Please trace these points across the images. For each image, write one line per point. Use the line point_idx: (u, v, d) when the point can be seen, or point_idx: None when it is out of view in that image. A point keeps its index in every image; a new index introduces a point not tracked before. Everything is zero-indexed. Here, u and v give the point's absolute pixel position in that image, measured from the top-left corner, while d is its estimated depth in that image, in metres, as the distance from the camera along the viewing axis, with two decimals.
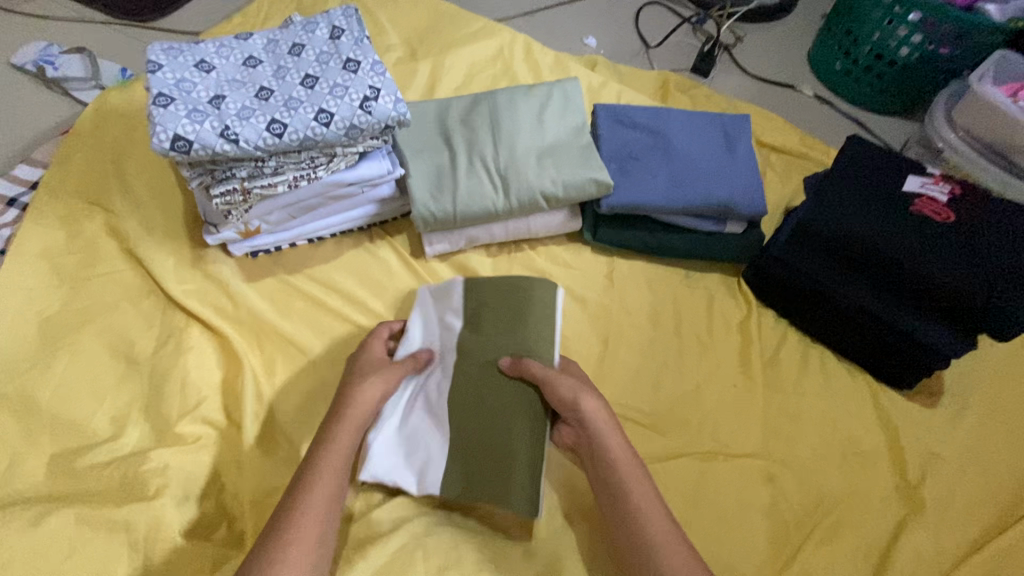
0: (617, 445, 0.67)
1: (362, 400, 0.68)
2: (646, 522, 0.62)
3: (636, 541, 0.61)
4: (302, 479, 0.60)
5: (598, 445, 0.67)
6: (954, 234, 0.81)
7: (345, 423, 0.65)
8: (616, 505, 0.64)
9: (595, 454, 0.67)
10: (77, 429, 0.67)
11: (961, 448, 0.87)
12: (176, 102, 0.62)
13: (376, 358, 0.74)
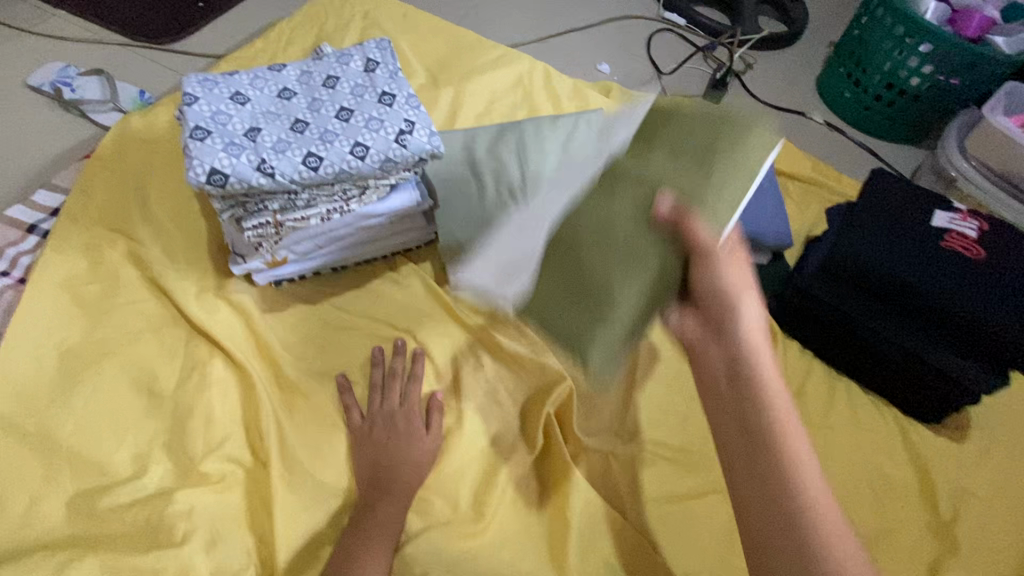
0: (765, 355, 0.58)
1: (407, 417, 0.73)
2: (780, 441, 0.51)
3: (754, 451, 0.52)
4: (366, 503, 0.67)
5: (742, 342, 0.58)
6: (985, 270, 0.82)
7: (397, 446, 0.71)
8: (746, 409, 0.53)
9: (736, 353, 0.58)
10: (99, 468, 0.65)
11: (991, 484, 0.86)
12: (212, 135, 0.62)
13: (404, 423, 0.73)
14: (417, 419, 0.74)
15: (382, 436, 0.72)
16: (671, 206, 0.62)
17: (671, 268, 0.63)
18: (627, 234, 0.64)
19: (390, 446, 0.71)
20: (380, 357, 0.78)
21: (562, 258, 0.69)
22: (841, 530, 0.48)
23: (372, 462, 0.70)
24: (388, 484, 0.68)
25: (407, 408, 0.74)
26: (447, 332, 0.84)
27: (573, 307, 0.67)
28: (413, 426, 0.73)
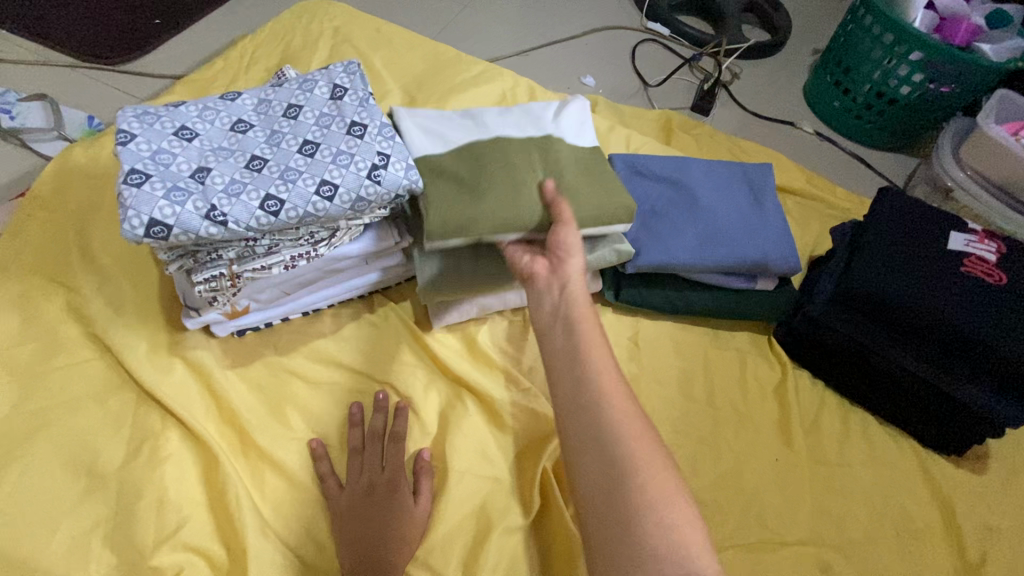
0: (597, 339, 0.55)
1: (399, 483, 0.66)
2: (620, 439, 0.48)
3: (605, 470, 0.47)
4: None
5: (573, 337, 0.55)
6: (1006, 296, 0.77)
7: (388, 519, 0.64)
8: (580, 415, 0.51)
9: (565, 351, 0.55)
10: (30, 570, 0.56)
11: (1016, 519, 0.81)
12: (151, 179, 0.53)
13: (389, 491, 0.66)
14: (403, 484, 0.67)
15: (364, 508, 0.64)
16: (554, 190, 0.71)
17: (543, 222, 0.70)
18: (537, 170, 0.73)
19: (374, 521, 0.63)
20: (358, 412, 0.71)
21: (465, 168, 0.73)
22: (688, 518, 0.46)
23: (353, 542, 0.62)
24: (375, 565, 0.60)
25: (392, 471, 0.67)
26: (433, 381, 0.76)
27: (460, 197, 0.70)
28: (400, 493, 0.66)
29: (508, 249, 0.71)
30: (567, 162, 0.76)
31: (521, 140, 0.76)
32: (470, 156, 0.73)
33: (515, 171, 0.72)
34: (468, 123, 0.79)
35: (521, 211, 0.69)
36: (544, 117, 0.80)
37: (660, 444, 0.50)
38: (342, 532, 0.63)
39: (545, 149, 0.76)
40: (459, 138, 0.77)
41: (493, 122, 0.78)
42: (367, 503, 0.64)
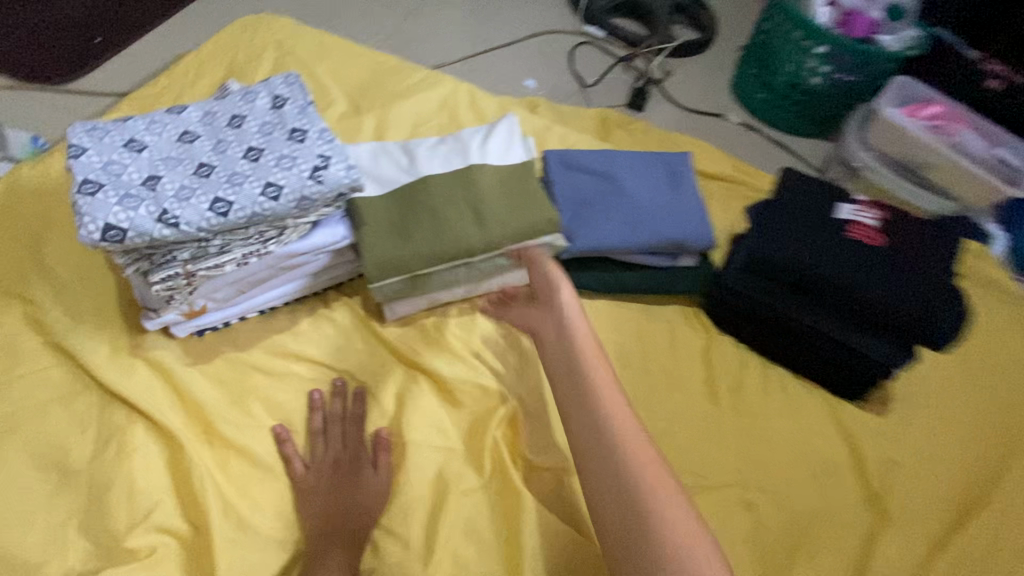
0: (596, 369, 0.64)
1: (359, 459, 0.73)
2: (625, 454, 0.56)
3: (615, 480, 0.54)
4: (320, 552, 0.64)
5: (576, 364, 0.65)
6: (887, 255, 0.87)
7: (351, 491, 0.70)
8: (588, 429, 0.58)
9: (570, 378, 0.64)
10: (7, 559, 0.60)
11: (915, 448, 0.91)
12: (104, 188, 0.58)
13: (353, 467, 0.72)
14: (364, 460, 0.73)
15: (330, 485, 0.70)
16: (478, 221, 0.77)
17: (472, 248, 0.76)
18: (462, 200, 0.78)
19: (338, 495, 0.69)
20: (319, 399, 0.77)
21: (396, 209, 0.78)
22: (693, 520, 0.51)
23: (320, 514, 0.68)
24: (340, 532, 0.66)
25: (354, 451, 0.73)
26: (386, 367, 0.82)
27: (392, 237, 0.76)
28: (360, 468, 0.72)
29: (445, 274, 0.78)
30: (487, 187, 0.80)
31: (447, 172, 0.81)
32: (401, 201, 0.78)
33: (440, 208, 0.77)
34: (401, 157, 0.84)
35: (448, 244, 0.76)
36: (471, 146, 0.86)
37: (661, 459, 0.56)
38: (310, 506, 0.69)
39: (467, 177, 0.80)
40: (391, 172, 0.83)
41: (423, 160, 0.83)
42: (332, 479, 0.70)
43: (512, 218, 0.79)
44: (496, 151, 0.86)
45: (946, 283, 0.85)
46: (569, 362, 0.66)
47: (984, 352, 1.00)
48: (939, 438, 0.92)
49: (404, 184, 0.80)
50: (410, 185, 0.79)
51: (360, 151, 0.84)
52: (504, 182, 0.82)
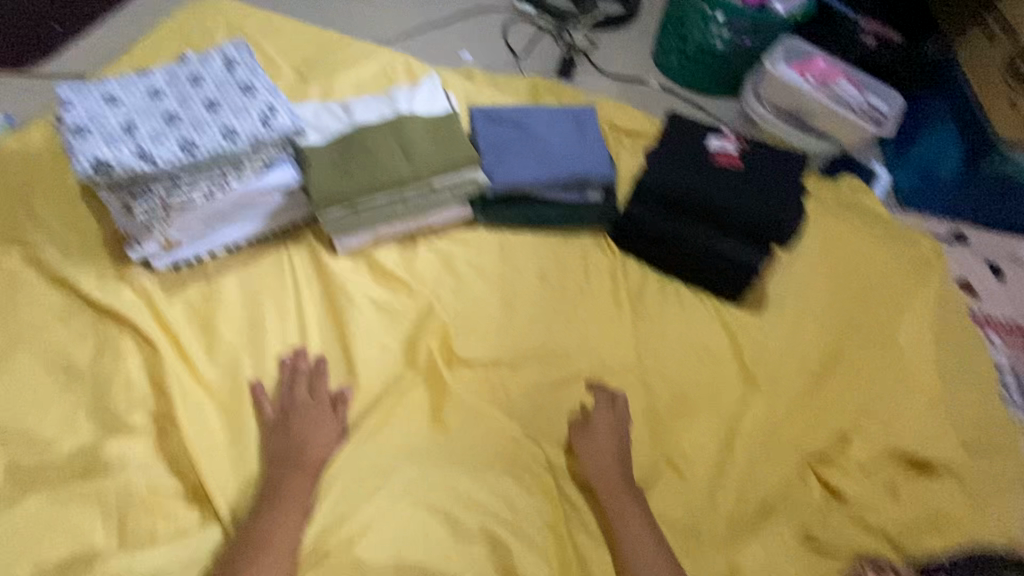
0: (637, 516, 0.81)
1: (320, 407, 0.83)
2: None
3: None
4: (279, 485, 0.76)
5: (623, 515, 0.81)
6: (745, 176, 1.07)
7: (310, 436, 0.80)
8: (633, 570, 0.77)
9: (619, 525, 0.81)
10: (30, 436, 0.74)
11: (781, 338, 1.11)
12: (93, 134, 0.73)
13: (313, 413, 0.82)
14: (326, 409, 0.84)
15: (291, 422, 0.81)
16: (406, 161, 0.96)
17: (401, 181, 0.95)
18: (391, 142, 0.96)
19: (297, 436, 0.80)
20: (290, 359, 0.87)
21: (337, 151, 0.94)
22: None
23: (281, 452, 0.79)
24: (297, 468, 0.77)
25: (315, 400, 0.84)
26: (334, 290, 0.95)
27: (334, 174, 0.92)
28: (320, 412, 0.83)
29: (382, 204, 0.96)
30: (413, 131, 0.98)
31: (379, 122, 0.99)
32: (340, 143, 0.95)
33: (374, 151, 0.95)
34: (339, 112, 1.02)
35: (381, 179, 0.94)
36: (399, 100, 1.04)
37: None
38: (274, 446, 0.80)
39: (395, 124, 0.98)
40: (332, 123, 1.00)
41: (358, 113, 1.01)
42: (295, 420, 0.81)
43: (435, 156, 0.97)
44: (420, 104, 1.05)
45: (791, 196, 1.06)
46: (615, 502, 0.83)
47: (830, 255, 1.25)
48: (799, 326, 1.13)
49: (343, 131, 0.97)
50: (348, 133, 0.97)
51: (304, 108, 1.00)
52: (427, 128, 1.00)
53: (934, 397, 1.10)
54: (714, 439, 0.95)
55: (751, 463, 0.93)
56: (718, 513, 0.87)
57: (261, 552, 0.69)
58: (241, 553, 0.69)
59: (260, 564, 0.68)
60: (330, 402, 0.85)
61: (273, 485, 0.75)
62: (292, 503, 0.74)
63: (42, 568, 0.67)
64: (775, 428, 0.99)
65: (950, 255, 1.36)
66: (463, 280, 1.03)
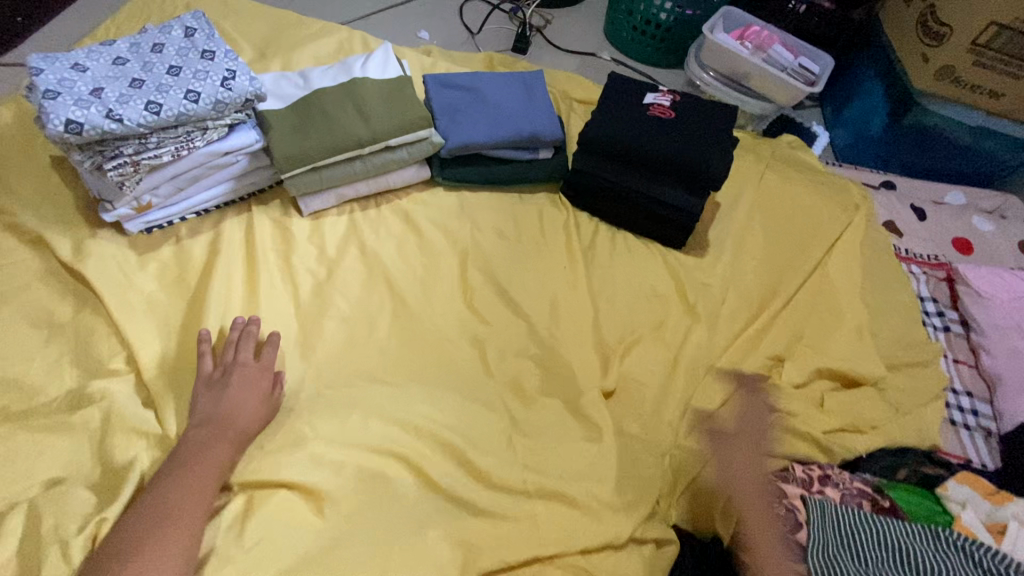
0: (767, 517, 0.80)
1: (263, 372, 0.82)
2: None
3: None
4: (202, 444, 0.73)
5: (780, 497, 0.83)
6: (681, 126, 1.15)
7: (243, 399, 0.79)
8: None
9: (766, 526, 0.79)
10: (17, 382, 0.79)
11: (722, 274, 1.17)
12: (62, 95, 0.79)
13: (252, 380, 0.81)
14: (266, 378, 0.82)
15: (227, 382, 0.80)
16: (362, 121, 1.03)
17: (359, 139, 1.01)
18: (348, 106, 1.04)
19: (229, 397, 0.78)
20: (241, 324, 0.87)
21: (297, 115, 1.02)
22: None
23: (209, 412, 0.77)
24: (224, 429, 0.75)
25: (258, 366, 0.83)
26: (298, 244, 1.01)
27: (295, 136, 0.99)
28: (261, 377, 0.82)
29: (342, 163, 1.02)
30: (369, 95, 1.06)
31: (335, 87, 1.06)
32: (299, 108, 1.03)
33: (330, 112, 1.02)
34: (299, 81, 1.09)
35: (339, 139, 1.00)
36: (354, 68, 1.13)
37: None
38: (205, 405, 0.78)
39: (351, 89, 1.06)
40: (291, 91, 1.07)
41: (316, 80, 1.09)
42: (234, 381, 0.80)
43: (389, 117, 1.04)
44: (374, 71, 1.13)
45: (724, 142, 1.13)
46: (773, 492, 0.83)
47: (769, 200, 1.31)
48: (738, 265, 1.19)
49: (302, 96, 1.05)
50: (306, 97, 1.04)
51: (266, 79, 1.08)
52: (382, 93, 1.07)
53: (861, 321, 1.14)
54: (660, 364, 1.00)
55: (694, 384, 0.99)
56: (664, 424, 0.93)
57: (169, 505, 0.66)
58: (150, 503, 0.66)
59: (165, 517, 0.65)
60: (271, 373, 0.83)
61: (196, 443, 0.73)
62: (210, 463, 0.71)
63: (22, 490, 0.71)
64: (718, 354, 1.05)
65: (875, 199, 1.45)
66: (421, 232, 1.08)
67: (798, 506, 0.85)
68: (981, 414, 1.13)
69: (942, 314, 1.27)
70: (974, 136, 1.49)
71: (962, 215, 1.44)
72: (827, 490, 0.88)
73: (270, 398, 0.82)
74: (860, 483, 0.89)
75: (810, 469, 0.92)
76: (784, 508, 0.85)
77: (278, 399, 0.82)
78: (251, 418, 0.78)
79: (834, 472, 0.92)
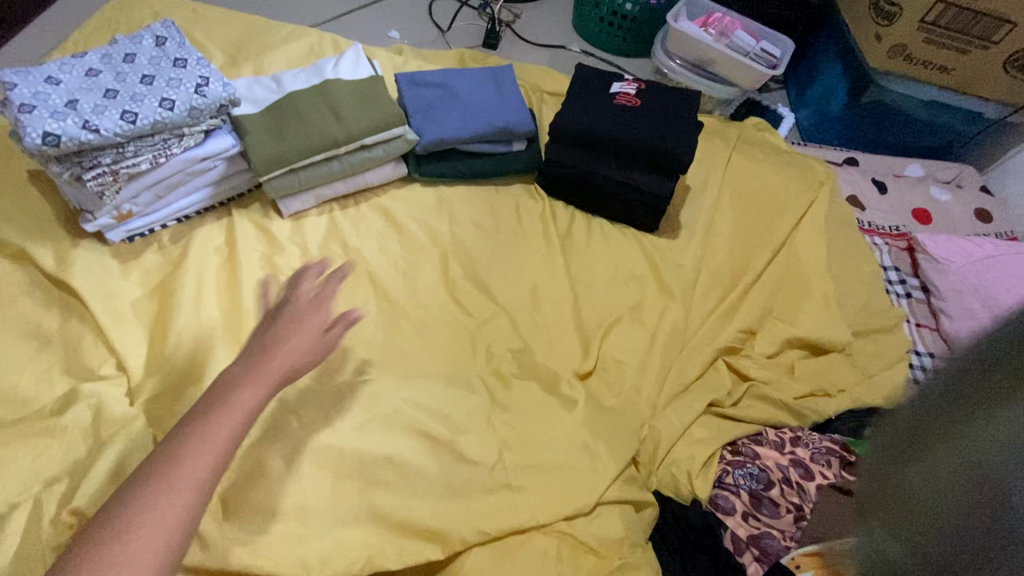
0: None
1: (313, 314, 0.73)
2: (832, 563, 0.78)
3: None
4: (240, 374, 0.65)
5: None
6: (647, 112, 1.19)
7: (291, 337, 0.70)
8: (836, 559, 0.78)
9: None
10: (8, 392, 0.80)
11: (697, 252, 1.21)
12: (37, 109, 0.81)
13: (306, 320, 0.73)
14: (320, 318, 0.73)
15: (274, 321, 0.72)
16: (336, 122, 1.05)
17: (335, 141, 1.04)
18: (321, 108, 1.06)
19: (271, 337, 0.69)
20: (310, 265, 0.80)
21: (272, 119, 1.04)
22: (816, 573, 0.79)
23: (253, 349, 0.68)
24: (264, 372, 0.65)
25: (316, 312, 0.73)
26: (280, 246, 1.03)
27: (270, 140, 1.01)
28: (314, 320, 0.73)
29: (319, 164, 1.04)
30: (342, 96, 1.08)
31: (309, 88, 1.08)
32: (274, 111, 1.04)
33: (305, 114, 1.04)
34: (272, 85, 1.11)
35: (314, 141, 1.02)
36: (326, 69, 1.15)
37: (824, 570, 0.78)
38: (256, 338, 0.70)
39: (324, 91, 1.08)
40: (265, 95, 1.09)
41: (289, 83, 1.11)
42: (279, 322, 0.71)
43: (363, 116, 1.07)
44: (346, 71, 1.15)
45: (688, 125, 1.17)
46: None
47: (736, 180, 1.34)
48: (711, 243, 1.23)
49: (276, 99, 1.07)
50: (278, 100, 1.06)
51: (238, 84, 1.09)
52: (355, 93, 1.09)
53: (828, 293, 1.19)
54: (639, 342, 1.03)
55: (671, 356, 1.03)
56: (645, 399, 0.97)
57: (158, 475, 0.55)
58: (153, 457, 0.57)
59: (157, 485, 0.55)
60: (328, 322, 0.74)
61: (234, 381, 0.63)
62: (237, 407, 0.61)
63: (19, 494, 0.72)
64: (695, 330, 1.09)
65: (839, 176, 1.50)
66: (401, 228, 1.11)
67: (771, 466, 0.90)
68: None
69: (903, 282, 1.33)
70: (928, 110, 1.55)
71: (920, 186, 1.51)
72: (797, 450, 0.93)
73: (324, 340, 0.73)
74: (829, 442, 0.94)
75: (782, 433, 0.97)
76: (758, 469, 0.90)
77: (333, 340, 0.73)
78: (295, 362, 0.69)
79: (805, 434, 0.96)
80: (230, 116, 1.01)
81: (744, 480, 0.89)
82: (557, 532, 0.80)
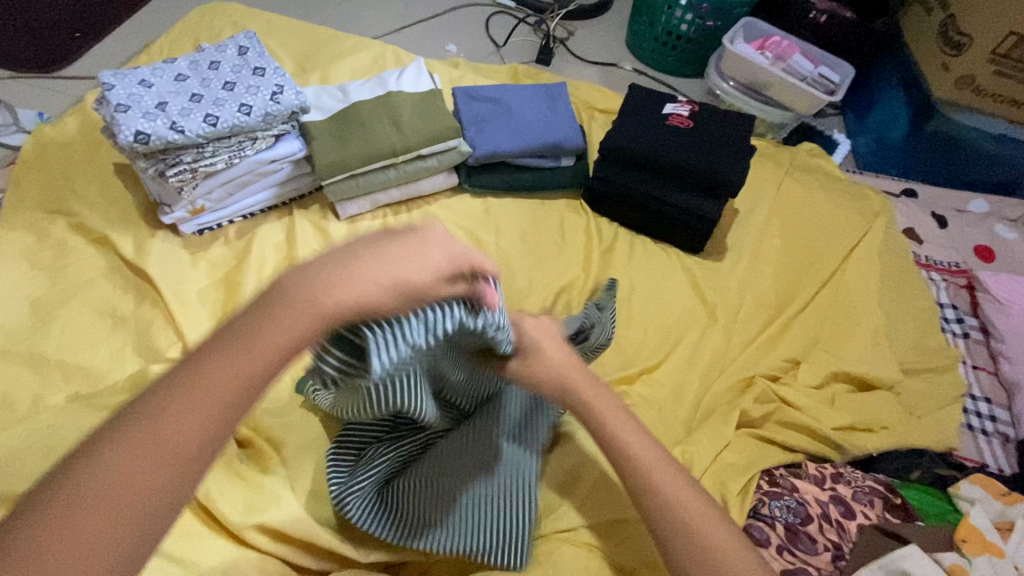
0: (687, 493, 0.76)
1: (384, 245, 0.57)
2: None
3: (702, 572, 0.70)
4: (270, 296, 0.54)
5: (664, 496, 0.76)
6: (699, 135, 1.19)
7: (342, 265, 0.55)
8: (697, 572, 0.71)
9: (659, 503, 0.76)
10: (85, 366, 0.87)
11: (740, 277, 1.19)
12: (132, 109, 0.89)
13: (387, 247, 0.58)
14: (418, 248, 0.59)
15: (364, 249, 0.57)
16: (397, 132, 1.10)
17: (394, 150, 1.09)
18: (383, 117, 1.11)
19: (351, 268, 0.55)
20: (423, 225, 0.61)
21: (337, 127, 1.09)
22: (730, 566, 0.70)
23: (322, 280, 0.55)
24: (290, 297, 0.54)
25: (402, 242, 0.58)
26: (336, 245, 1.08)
27: (333, 147, 1.06)
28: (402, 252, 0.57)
29: (376, 170, 1.09)
30: (403, 107, 1.13)
31: (373, 98, 1.14)
32: (339, 119, 1.10)
33: (367, 122, 1.10)
34: (338, 94, 1.18)
35: (374, 148, 1.07)
36: (389, 81, 1.21)
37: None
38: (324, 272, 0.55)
39: (386, 101, 1.13)
40: (331, 104, 1.15)
41: (354, 93, 1.17)
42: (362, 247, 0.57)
43: (422, 127, 1.11)
44: (409, 84, 1.20)
45: (740, 150, 1.17)
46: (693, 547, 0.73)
47: (786, 205, 1.32)
48: (756, 270, 1.21)
49: (341, 108, 1.13)
50: (344, 109, 1.12)
51: (309, 93, 1.16)
52: (415, 104, 1.14)
53: (878, 327, 1.16)
54: (676, 365, 1.04)
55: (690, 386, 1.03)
56: (677, 420, 0.97)
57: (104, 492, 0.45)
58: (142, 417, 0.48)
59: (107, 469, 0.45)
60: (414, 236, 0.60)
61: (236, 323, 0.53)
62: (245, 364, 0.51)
63: None
64: (734, 357, 1.08)
65: (896, 208, 1.46)
66: None
67: (809, 500, 0.87)
68: (998, 420, 1.14)
69: (961, 321, 1.27)
70: (997, 144, 1.49)
71: (984, 223, 1.44)
72: (838, 488, 0.90)
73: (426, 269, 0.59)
74: (872, 482, 0.92)
75: (823, 467, 0.94)
76: (795, 502, 0.87)
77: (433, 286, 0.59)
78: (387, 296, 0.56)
79: (848, 471, 0.94)
80: (298, 122, 1.08)
81: (780, 512, 0.86)
82: (582, 541, 0.82)
